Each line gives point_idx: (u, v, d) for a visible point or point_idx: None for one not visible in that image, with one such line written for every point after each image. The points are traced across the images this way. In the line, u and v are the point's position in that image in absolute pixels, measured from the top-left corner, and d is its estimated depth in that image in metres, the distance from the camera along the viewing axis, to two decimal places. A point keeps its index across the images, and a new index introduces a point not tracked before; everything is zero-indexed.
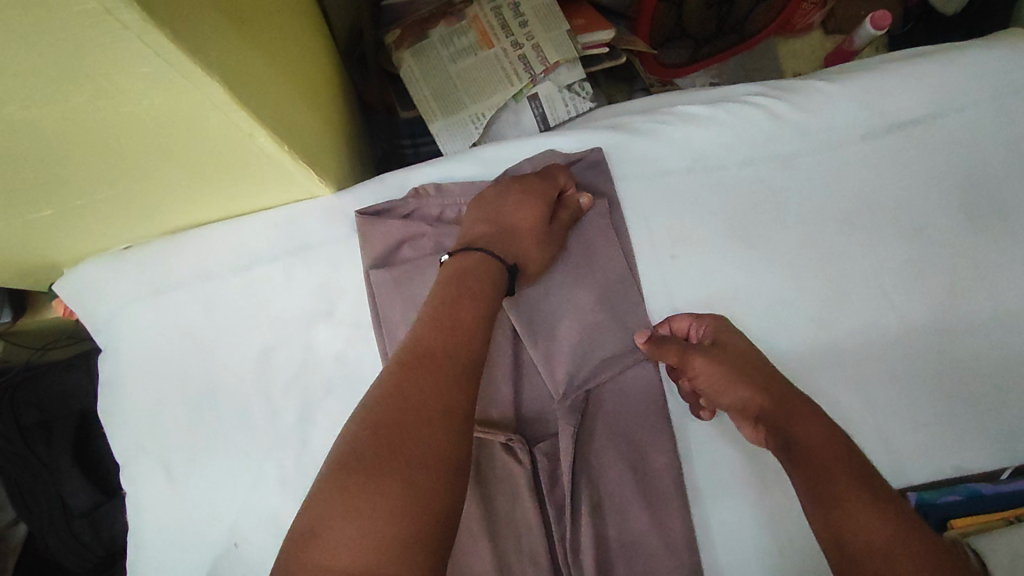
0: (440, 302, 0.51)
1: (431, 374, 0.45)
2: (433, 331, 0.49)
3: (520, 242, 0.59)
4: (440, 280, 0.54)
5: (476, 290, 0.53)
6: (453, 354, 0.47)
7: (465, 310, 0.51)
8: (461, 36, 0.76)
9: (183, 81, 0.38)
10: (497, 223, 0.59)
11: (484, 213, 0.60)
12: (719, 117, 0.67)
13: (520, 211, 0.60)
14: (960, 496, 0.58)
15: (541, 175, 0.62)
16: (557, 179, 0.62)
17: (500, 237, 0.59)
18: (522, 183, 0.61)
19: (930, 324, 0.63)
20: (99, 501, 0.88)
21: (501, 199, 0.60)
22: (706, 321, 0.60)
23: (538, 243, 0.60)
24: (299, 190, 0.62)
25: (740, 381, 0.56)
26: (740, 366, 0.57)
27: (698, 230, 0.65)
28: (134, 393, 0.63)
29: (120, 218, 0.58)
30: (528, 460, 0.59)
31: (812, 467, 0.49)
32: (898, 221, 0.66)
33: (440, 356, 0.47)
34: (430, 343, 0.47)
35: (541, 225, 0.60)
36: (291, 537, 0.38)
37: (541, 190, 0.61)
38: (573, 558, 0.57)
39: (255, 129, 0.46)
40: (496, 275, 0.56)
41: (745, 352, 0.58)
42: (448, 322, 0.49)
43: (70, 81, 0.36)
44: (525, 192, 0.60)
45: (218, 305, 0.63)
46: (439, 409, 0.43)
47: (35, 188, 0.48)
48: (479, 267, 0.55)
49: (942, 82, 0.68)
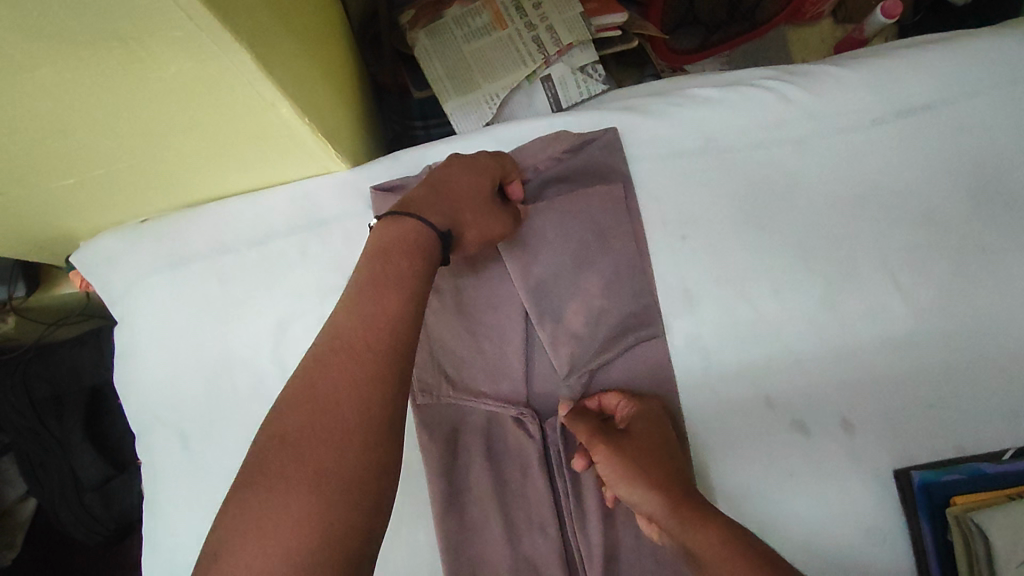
0: (362, 283, 0.49)
1: (346, 371, 0.44)
2: (352, 321, 0.47)
3: (459, 207, 0.57)
4: (363, 255, 0.52)
5: (402, 268, 0.50)
6: (373, 344, 0.46)
7: (387, 295, 0.48)
8: (475, 17, 0.77)
9: (212, 47, 0.39)
10: (436, 185, 0.57)
11: (426, 179, 0.58)
12: (730, 100, 0.68)
13: (460, 180, 0.58)
14: (962, 475, 0.60)
15: (493, 155, 0.62)
16: (506, 162, 0.62)
17: (436, 198, 0.56)
18: (467, 158, 0.60)
19: (937, 308, 0.64)
20: (110, 475, 0.90)
21: (448, 171, 0.58)
22: (635, 402, 0.60)
23: (480, 216, 0.58)
24: (315, 165, 0.62)
25: (644, 478, 0.53)
26: (644, 439, 0.56)
27: (708, 211, 0.66)
28: (149, 364, 0.63)
29: (139, 189, 0.59)
30: (539, 433, 0.61)
31: (704, 553, 0.46)
32: (907, 206, 0.66)
33: (358, 347, 0.45)
34: (349, 335, 0.46)
35: (485, 201, 0.59)
36: (201, 552, 0.38)
37: (488, 165, 0.60)
38: (581, 527, 0.59)
39: (278, 99, 0.47)
40: (424, 237, 0.53)
41: (649, 426, 0.58)
42: (370, 309, 0.47)
43: (102, 45, 0.37)
44: (467, 165, 0.59)
45: (232, 278, 0.64)
46: (351, 409, 0.43)
47: (58, 155, 0.49)
48: (410, 233, 0.52)
49: (953, 69, 0.68)
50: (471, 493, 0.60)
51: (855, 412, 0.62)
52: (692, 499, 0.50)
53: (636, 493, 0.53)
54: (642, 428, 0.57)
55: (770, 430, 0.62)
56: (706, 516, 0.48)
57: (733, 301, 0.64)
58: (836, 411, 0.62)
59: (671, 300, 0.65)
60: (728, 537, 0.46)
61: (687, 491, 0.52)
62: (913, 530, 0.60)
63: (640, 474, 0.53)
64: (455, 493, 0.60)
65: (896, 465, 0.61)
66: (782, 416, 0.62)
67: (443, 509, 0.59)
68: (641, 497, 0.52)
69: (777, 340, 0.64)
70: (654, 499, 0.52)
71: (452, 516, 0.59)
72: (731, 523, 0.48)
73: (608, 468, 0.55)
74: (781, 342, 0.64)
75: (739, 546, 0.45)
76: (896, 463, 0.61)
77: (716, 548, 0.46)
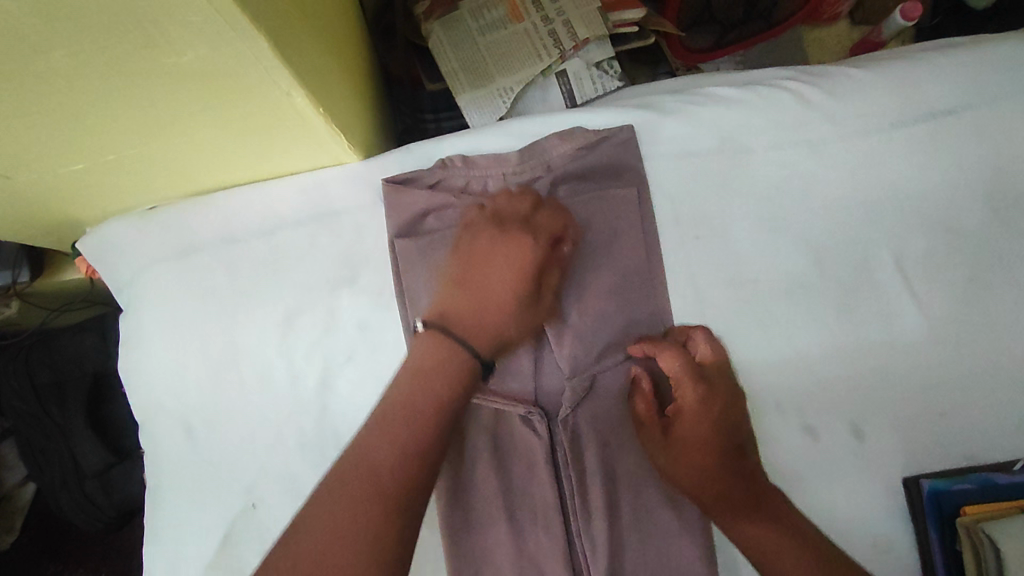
0: (396, 410, 0.49)
1: (369, 505, 0.44)
2: (384, 445, 0.47)
3: (502, 319, 0.55)
4: (402, 372, 0.51)
5: (439, 395, 0.50)
6: (401, 483, 0.46)
7: (422, 424, 0.49)
8: (491, 10, 0.76)
9: (231, 33, 0.38)
10: (478, 298, 0.54)
11: (463, 280, 0.55)
12: (748, 100, 0.67)
13: (501, 285, 0.55)
14: (973, 485, 0.58)
15: (529, 227, 0.57)
16: (542, 230, 0.57)
17: (478, 318, 0.54)
18: (503, 245, 0.56)
19: (951, 316, 0.63)
20: (111, 462, 0.89)
21: (482, 267, 0.55)
22: (691, 377, 0.57)
23: (522, 317, 0.56)
24: (328, 156, 0.62)
25: (687, 469, 0.56)
26: (704, 449, 0.55)
27: (723, 213, 0.65)
28: (155, 353, 0.63)
29: (149, 175, 0.58)
30: (546, 433, 0.60)
31: (752, 544, 0.54)
32: (924, 212, 0.65)
33: (387, 478, 0.46)
34: (378, 466, 0.46)
35: (525, 300, 0.55)
36: None
37: (526, 257, 0.55)
38: (586, 529, 0.58)
39: (295, 88, 0.46)
40: (466, 372, 0.52)
41: (708, 431, 0.55)
42: (401, 440, 0.47)
43: (119, 28, 0.36)
44: (505, 263, 0.55)
45: (240, 268, 0.63)
46: (369, 542, 0.43)
47: (70, 139, 0.48)
48: (453, 364, 0.51)
49: (974, 74, 0.67)
50: (477, 491, 0.60)
51: (866, 420, 0.62)
52: (745, 491, 0.55)
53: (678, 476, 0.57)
54: (694, 430, 0.56)
55: (780, 435, 0.62)
56: (748, 511, 0.54)
57: (746, 305, 0.64)
58: (846, 417, 0.62)
59: (683, 301, 0.64)
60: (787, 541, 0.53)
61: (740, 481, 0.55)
62: (919, 537, 0.60)
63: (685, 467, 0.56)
64: (460, 490, 0.59)
65: (905, 472, 0.61)
66: (792, 421, 0.62)
67: (448, 503, 0.59)
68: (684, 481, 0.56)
69: (789, 346, 0.63)
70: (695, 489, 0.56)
71: (457, 514, 0.59)
72: (778, 519, 0.54)
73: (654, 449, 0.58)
74: (792, 348, 0.63)
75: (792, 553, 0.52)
76: (905, 470, 0.61)
77: (763, 544, 0.53)
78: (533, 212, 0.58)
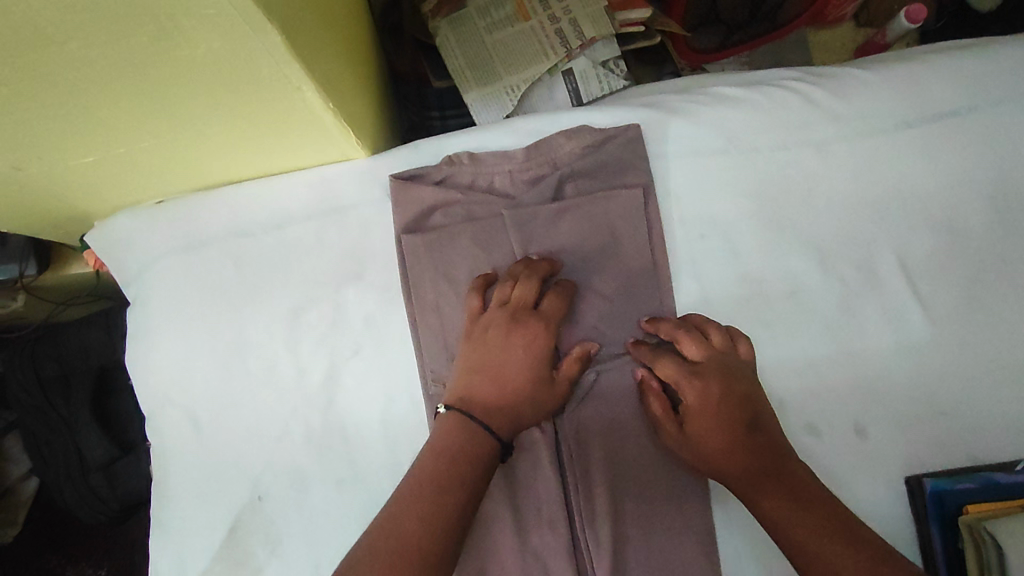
0: (425, 480, 0.50)
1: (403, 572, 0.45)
2: (413, 517, 0.48)
3: (519, 403, 0.56)
4: (427, 449, 0.53)
5: (465, 470, 0.51)
6: (430, 550, 0.47)
7: (451, 493, 0.50)
8: (498, 8, 0.76)
9: (244, 27, 0.38)
10: (494, 380, 0.56)
11: (483, 363, 0.57)
12: (753, 100, 0.67)
13: (522, 373, 0.56)
14: (975, 484, 0.59)
15: (539, 317, 0.58)
16: (552, 318, 0.58)
17: (501, 404, 0.56)
18: (517, 335, 0.57)
19: (955, 316, 0.64)
20: (115, 456, 0.89)
21: (497, 346, 0.57)
22: (691, 375, 0.57)
23: (541, 397, 0.57)
24: (335, 152, 0.62)
25: (711, 458, 0.56)
26: (720, 443, 0.55)
27: (728, 212, 0.65)
28: (164, 346, 0.63)
29: (158, 169, 0.58)
30: (550, 428, 0.60)
31: (786, 529, 0.50)
32: (929, 213, 0.66)
33: (419, 548, 0.46)
34: (410, 535, 0.47)
35: (542, 381, 0.57)
36: None
37: (542, 343, 0.57)
38: (590, 525, 0.59)
39: (305, 83, 0.47)
40: (484, 454, 0.53)
41: (713, 428, 0.56)
42: (430, 510, 0.48)
43: (134, 21, 0.36)
44: (524, 349, 0.57)
45: (248, 262, 0.64)
46: None
47: (81, 132, 0.49)
48: (472, 441, 0.53)
49: (979, 76, 0.68)
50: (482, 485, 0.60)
51: (869, 418, 0.62)
52: (768, 471, 0.53)
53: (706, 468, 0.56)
54: (705, 428, 0.56)
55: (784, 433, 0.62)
56: (773, 491, 0.52)
57: (750, 303, 0.64)
58: (850, 415, 0.62)
59: (687, 299, 0.64)
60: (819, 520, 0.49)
61: (760, 463, 0.53)
62: (922, 536, 0.60)
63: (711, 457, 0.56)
64: None
65: (908, 472, 0.61)
66: (795, 419, 0.62)
67: None
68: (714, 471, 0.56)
69: (794, 344, 0.63)
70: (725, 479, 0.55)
71: None
72: (808, 500, 0.51)
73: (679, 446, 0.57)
74: (796, 346, 0.63)
75: (820, 528, 0.48)
76: (908, 469, 0.61)
77: (795, 526, 0.49)
78: (540, 298, 0.59)
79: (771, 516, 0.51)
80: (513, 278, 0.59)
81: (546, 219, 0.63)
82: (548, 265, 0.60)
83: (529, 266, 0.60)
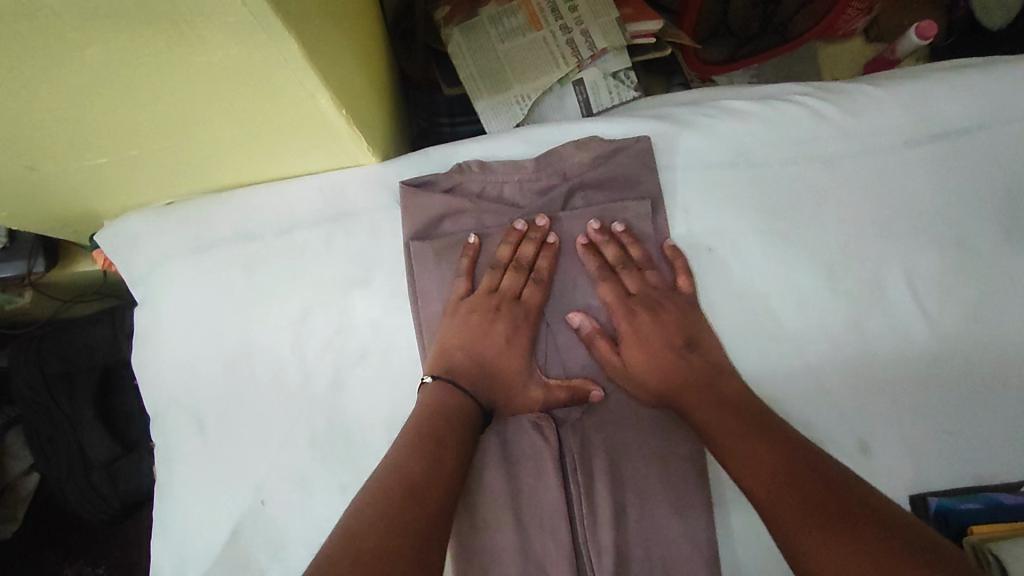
0: (427, 434, 0.55)
1: (417, 491, 0.50)
2: (422, 456, 0.53)
3: (501, 382, 0.62)
4: (421, 410, 0.57)
5: (462, 428, 0.57)
6: (440, 483, 0.52)
7: (452, 446, 0.55)
8: (510, 17, 0.77)
9: (263, 35, 0.39)
10: (474, 359, 0.62)
11: (463, 343, 0.62)
12: (763, 114, 0.67)
13: (500, 361, 0.62)
14: (979, 505, 0.58)
15: (521, 306, 0.63)
16: (531, 308, 0.63)
17: (479, 380, 0.61)
18: (498, 324, 0.62)
19: (962, 335, 0.63)
20: (116, 454, 0.89)
21: (478, 326, 0.62)
22: (626, 304, 0.64)
23: (522, 377, 0.61)
24: (347, 157, 0.62)
25: (646, 376, 0.61)
26: (650, 360, 0.62)
27: (736, 225, 0.65)
28: (171, 346, 0.64)
29: (169, 170, 0.59)
30: (555, 438, 0.60)
31: (726, 446, 0.55)
32: (937, 231, 0.66)
33: (429, 480, 0.51)
34: (421, 470, 0.52)
35: (523, 363, 0.62)
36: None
37: (521, 330, 0.63)
38: (593, 537, 0.58)
39: (319, 90, 0.47)
40: (471, 415, 0.58)
41: (648, 351, 0.62)
42: (439, 452, 0.54)
43: (152, 26, 0.37)
44: (505, 333, 0.62)
45: (256, 266, 0.64)
46: (420, 512, 0.48)
47: (95, 133, 0.49)
48: (460, 405, 0.58)
49: (990, 95, 0.68)
50: (485, 494, 0.59)
51: (874, 435, 0.62)
52: (711, 394, 0.58)
53: (636, 387, 0.61)
54: (638, 351, 0.62)
55: None
56: (711, 405, 0.57)
57: (756, 316, 0.64)
58: (855, 432, 0.62)
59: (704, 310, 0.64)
60: (773, 445, 0.53)
61: (699, 384, 0.59)
62: None
63: (648, 374, 0.61)
64: (467, 493, 0.59)
65: (913, 490, 0.61)
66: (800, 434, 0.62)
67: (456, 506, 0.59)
68: (641, 387, 0.61)
69: (799, 358, 0.63)
70: (655, 396, 0.61)
71: (463, 518, 0.59)
72: (752, 420, 0.55)
73: (617, 370, 0.61)
74: (802, 360, 0.63)
75: (767, 446, 0.52)
76: (912, 488, 0.61)
77: (732, 440, 0.54)
78: (523, 288, 0.63)
79: (716, 441, 0.55)
80: (500, 266, 0.64)
81: (554, 231, 0.64)
82: (533, 248, 0.63)
83: (515, 251, 0.63)
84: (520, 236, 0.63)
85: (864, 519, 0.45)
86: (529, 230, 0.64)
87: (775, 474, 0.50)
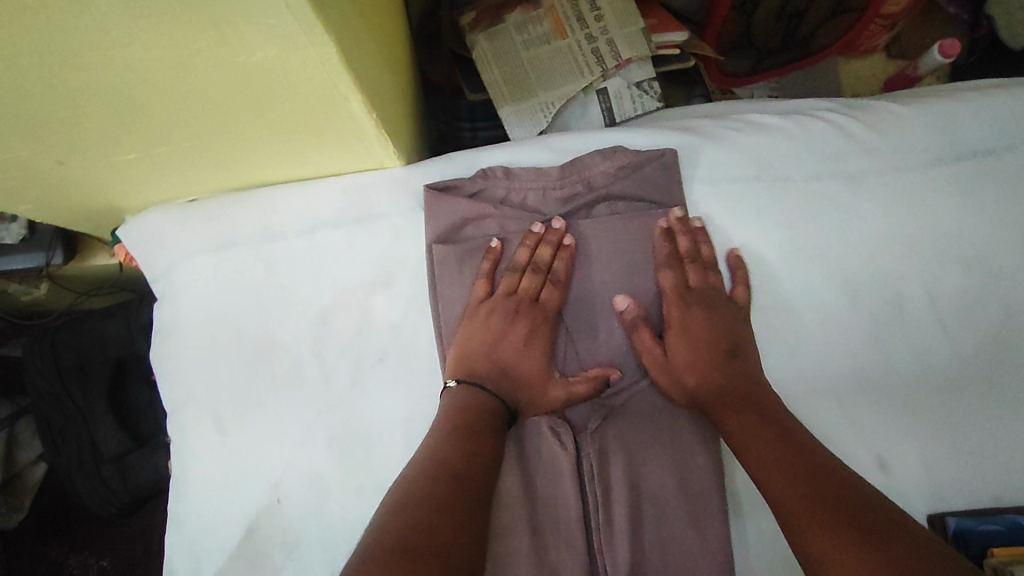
0: (461, 428, 0.55)
1: (451, 484, 0.50)
2: (458, 449, 0.54)
3: (519, 385, 0.62)
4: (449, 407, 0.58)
5: (491, 424, 0.57)
6: (473, 478, 0.52)
7: (485, 442, 0.55)
8: (535, 24, 0.77)
9: (303, 39, 0.39)
10: (498, 358, 0.62)
11: (483, 343, 0.61)
12: (787, 128, 0.68)
13: (521, 363, 0.62)
14: (1000, 526, 0.58)
15: (540, 308, 0.63)
16: (549, 310, 0.63)
17: (501, 381, 0.61)
18: (516, 328, 0.62)
19: (982, 356, 0.63)
20: (128, 449, 0.88)
21: (501, 324, 0.62)
22: (684, 296, 0.63)
23: (541, 379, 0.62)
24: (372, 159, 0.62)
25: (688, 375, 0.61)
26: (695, 356, 0.61)
27: (758, 238, 0.65)
28: (191, 341, 0.64)
29: (195, 168, 0.59)
30: (574, 448, 0.60)
31: (758, 448, 0.55)
32: (960, 250, 0.65)
33: (462, 474, 0.52)
34: (458, 464, 0.52)
35: (545, 364, 0.62)
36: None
37: (541, 331, 0.63)
38: (608, 546, 0.57)
39: (353, 94, 0.47)
40: (496, 411, 0.59)
41: (695, 347, 0.61)
42: (471, 447, 0.54)
43: (195, 27, 0.37)
44: (523, 335, 0.62)
45: (279, 265, 0.64)
46: (456, 505, 0.49)
47: (128, 129, 0.49)
48: (487, 405, 0.59)
49: (1017, 116, 0.68)
50: (500, 502, 0.59)
51: (892, 452, 0.62)
52: (749, 397, 0.58)
53: (676, 385, 0.61)
54: (687, 345, 0.61)
55: None
56: (745, 407, 0.57)
57: (776, 330, 0.64)
58: (873, 448, 0.62)
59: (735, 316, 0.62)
60: (802, 453, 0.53)
61: (742, 387, 0.59)
62: None
63: (694, 368, 0.61)
64: None
65: (931, 508, 0.60)
66: None
67: None
68: (687, 378, 0.60)
69: (818, 373, 0.63)
70: (699, 389, 0.60)
71: None
72: (787, 427, 0.55)
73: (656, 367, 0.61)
74: (821, 375, 0.63)
75: (797, 456, 0.53)
76: (930, 506, 0.61)
77: (763, 449, 0.54)
78: (542, 291, 0.63)
79: (745, 445, 0.56)
80: (519, 268, 0.63)
81: (570, 233, 0.64)
82: (551, 251, 0.63)
83: (534, 253, 0.63)
84: (538, 239, 0.63)
85: (887, 527, 0.45)
86: (546, 233, 0.63)
87: (802, 475, 0.51)
